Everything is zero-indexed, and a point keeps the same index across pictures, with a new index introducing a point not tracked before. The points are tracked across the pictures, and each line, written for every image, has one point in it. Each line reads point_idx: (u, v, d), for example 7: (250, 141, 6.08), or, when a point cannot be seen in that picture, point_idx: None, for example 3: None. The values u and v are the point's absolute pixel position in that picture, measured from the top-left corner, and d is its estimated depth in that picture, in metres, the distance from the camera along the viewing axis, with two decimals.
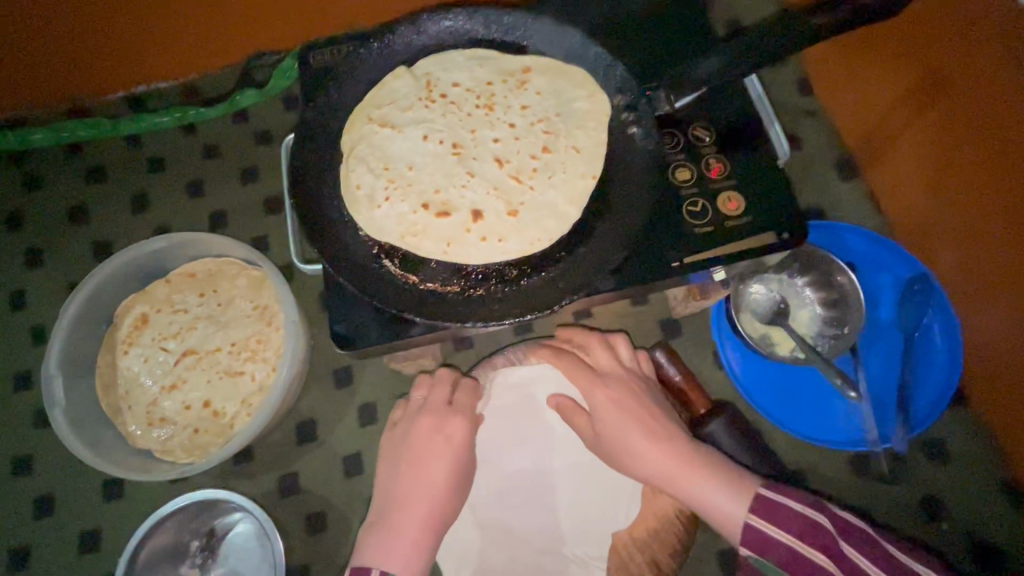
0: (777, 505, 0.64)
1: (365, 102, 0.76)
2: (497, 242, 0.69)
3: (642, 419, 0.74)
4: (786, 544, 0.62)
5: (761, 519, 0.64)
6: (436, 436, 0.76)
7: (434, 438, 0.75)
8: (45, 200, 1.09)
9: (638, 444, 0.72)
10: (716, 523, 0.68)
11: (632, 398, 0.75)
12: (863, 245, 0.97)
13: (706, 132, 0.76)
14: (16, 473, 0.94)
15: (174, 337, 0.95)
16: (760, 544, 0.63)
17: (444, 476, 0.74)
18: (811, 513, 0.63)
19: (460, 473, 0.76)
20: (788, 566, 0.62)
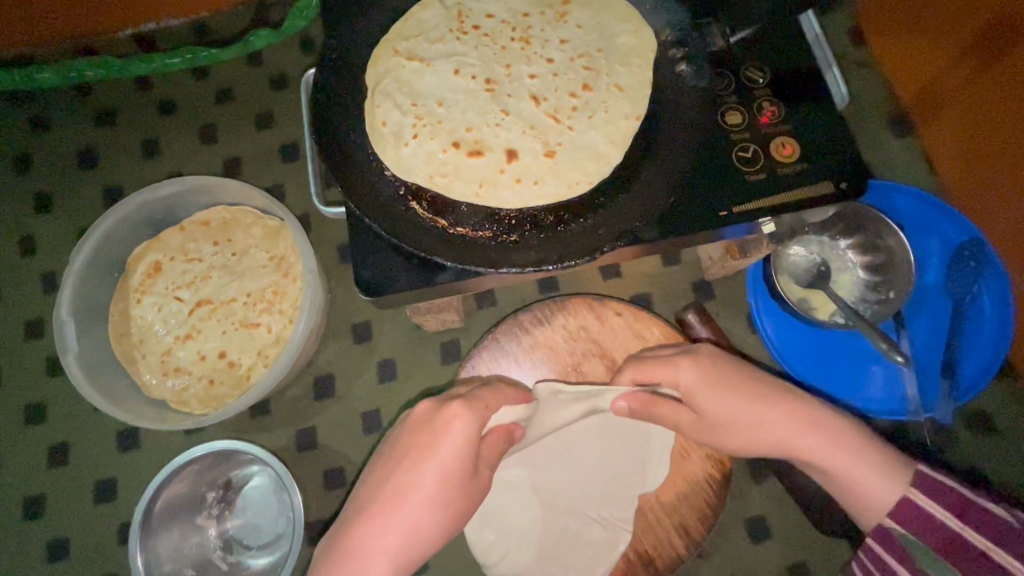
0: (936, 481, 0.59)
1: (391, 33, 0.70)
2: (532, 184, 0.64)
3: (741, 385, 0.67)
4: (950, 527, 0.56)
5: (924, 495, 0.59)
6: (429, 431, 0.61)
7: (426, 433, 0.61)
8: (53, 143, 1.05)
9: (748, 413, 0.66)
10: (846, 490, 0.63)
11: (723, 364, 0.69)
12: (914, 207, 0.90)
13: (759, 73, 0.70)
14: (30, 420, 0.93)
15: (188, 286, 0.92)
16: (921, 525, 0.58)
17: (432, 483, 0.59)
18: (982, 501, 0.56)
19: (457, 478, 0.60)
20: (942, 549, 0.56)
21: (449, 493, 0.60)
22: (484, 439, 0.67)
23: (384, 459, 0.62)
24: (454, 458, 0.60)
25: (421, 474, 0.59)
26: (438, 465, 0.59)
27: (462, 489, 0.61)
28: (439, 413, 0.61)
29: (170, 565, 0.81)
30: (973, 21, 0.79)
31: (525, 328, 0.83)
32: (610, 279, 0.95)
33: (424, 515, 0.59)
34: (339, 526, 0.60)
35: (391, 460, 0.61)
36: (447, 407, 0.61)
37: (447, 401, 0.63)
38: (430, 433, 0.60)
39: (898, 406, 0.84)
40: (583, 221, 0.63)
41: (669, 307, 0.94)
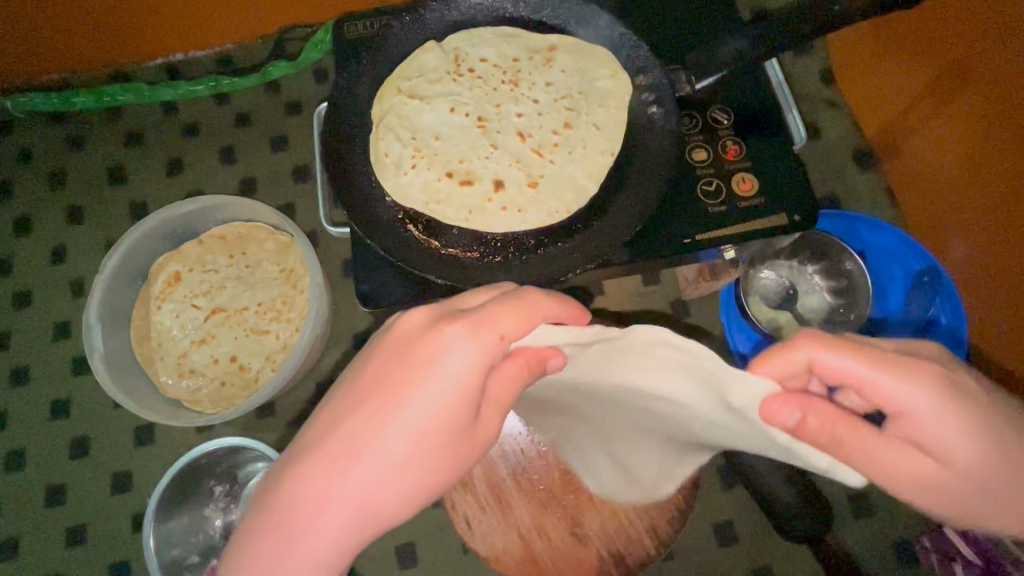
0: None
1: (395, 74, 0.79)
2: (516, 212, 0.72)
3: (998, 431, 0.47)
4: None
5: None
6: (418, 363, 0.52)
7: (412, 367, 0.52)
8: (85, 160, 1.14)
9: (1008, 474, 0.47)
10: None
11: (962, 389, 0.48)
12: (877, 236, 0.97)
13: (724, 114, 0.78)
14: (54, 415, 1.00)
15: (205, 295, 1.00)
16: None
17: (403, 437, 0.51)
18: None
19: (440, 433, 0.52)
20: None
21: (425, 457, 0.52)
22: (499, 367, 0.55)
23: (352, 386, 0.54)
24: (439, 404, 0.52)
25: (389, 426, 0.51)
26: (428, 403, 0.51)
27: (442, 449, 0.53)
28: (432, 339, 0.52)
29: (177, 551, 0.88)
30: (928, 69, 0.87)
31: None
32: (594, 296, 1.02)
33: (384, 478, 0.51)
34: (290, 456, 0.53)
35: (353, 396, 0.53)
36: (444, 330, 0.52)
37: (442, 320, 0.54)
38: (417, 364, 0.52)
39: None
40: (559, 244, 0.71)
41: (648, 323, 1.01)
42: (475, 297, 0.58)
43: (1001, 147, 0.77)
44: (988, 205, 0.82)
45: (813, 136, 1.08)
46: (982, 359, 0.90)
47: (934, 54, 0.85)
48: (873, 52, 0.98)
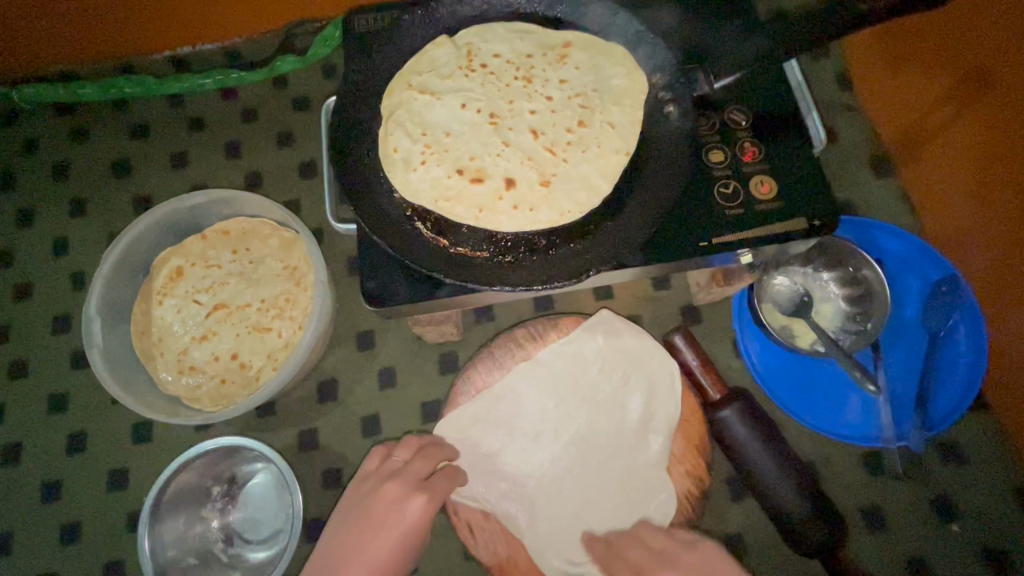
0: None
1: (406, 68, 0.77)
2: (527, 211, 0.70)
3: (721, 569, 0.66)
4: None
5: None
6: (392, 509, 0.74)
7: (389, 512, 0.74)
8: (89, 152, 1.13)
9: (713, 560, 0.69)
10: None
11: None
12: (895, 244, 0.95)
13: (742, 115, 0.76)
14: (51, 410, 0.99)
15: (206, 291, 0.99)
16: None
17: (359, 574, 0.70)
18: None
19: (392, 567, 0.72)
20: None
21: None
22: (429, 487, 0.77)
23: (342, 524, 0.75)
24: (391, 550, 0.72)
25: (355, 565, 0.70)
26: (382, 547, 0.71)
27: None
28: (401, 502, 0.74)
29: (174, 552, 0.86)
30: (948, 74, 0.85)
31: (519, 343, 0.89)
32: (602, 300, 1.00)
33: None
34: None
35: (341, 533, 0.74)
36: (415, 496, 0.74)
37: (413, 489, 0.75)
38: (381, 514, 0.73)
39: (873, 433, 0.87)
40: (572, 245, 0.69)
41: (658, 328, 0.99)
42: (397, 456, 0.81)
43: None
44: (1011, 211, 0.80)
45: (828, 140, 1.06)
46: (1001, 372, 0.87)
47: (954, 58, 0.83)
48: (890, 57, 0.96)
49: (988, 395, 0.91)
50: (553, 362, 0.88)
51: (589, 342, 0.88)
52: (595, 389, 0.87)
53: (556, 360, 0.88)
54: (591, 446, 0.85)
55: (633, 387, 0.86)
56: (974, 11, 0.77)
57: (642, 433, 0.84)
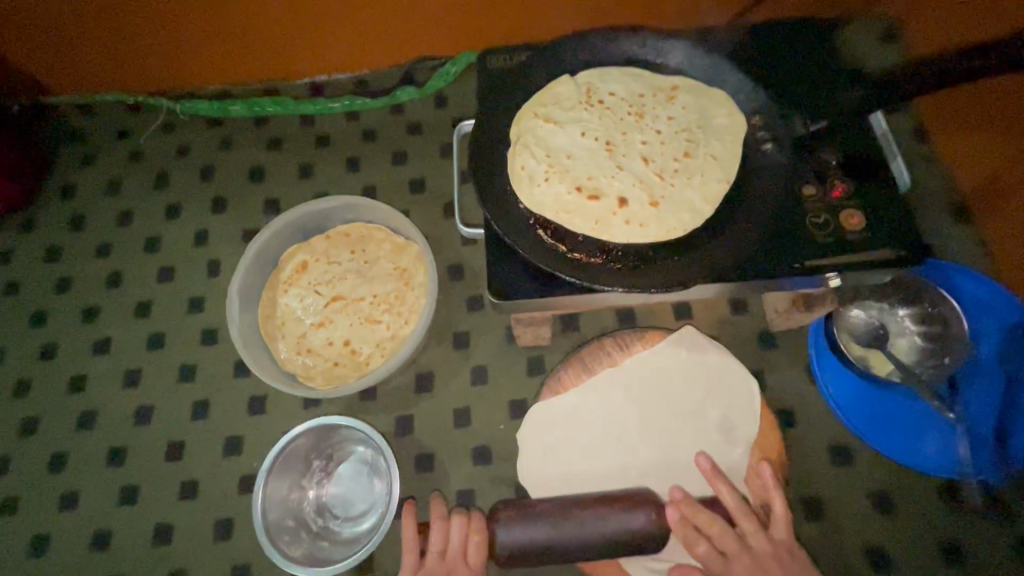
0: None
1: (533, 100, 0.90)
2: (638, 226, 0.79)
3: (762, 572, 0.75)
4: None
5: None
6: None
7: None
8: (231, 159, 1.30)
9: None
10: None
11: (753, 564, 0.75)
12: (972, 285, 0.99)
13: (833, 156, 0.84)
14: (182, 378, 1.12)
15: (326, 284, 1.11)
16: None
17: None
18: None
19: None
20: None
21: None
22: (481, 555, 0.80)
23: None
24: None
25: None
26: None
27: None
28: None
29: (277, 513, 0.94)
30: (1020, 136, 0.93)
31: (606, 351, 0.97)
32: (683, 319, 1.07)
33: None
34: None
35: None
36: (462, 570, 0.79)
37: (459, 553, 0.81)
38: None
39: (952, 466, 0.89)
40: (676, 257, 0.78)
41: (735, 351, 1.04)
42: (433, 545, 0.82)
43: None
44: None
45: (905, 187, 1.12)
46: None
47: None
48: (968, 114, 1.04)
49: None
50: (635, 372, 0.96)
51: (673, 354, 0.96)
52: (676, 399, 0.94)
53: (641, 368, 0.96)
54: (670, 448, 0.92)
55: (713, 399, 0.93)
56: None
57: (724, 443, 0.90)
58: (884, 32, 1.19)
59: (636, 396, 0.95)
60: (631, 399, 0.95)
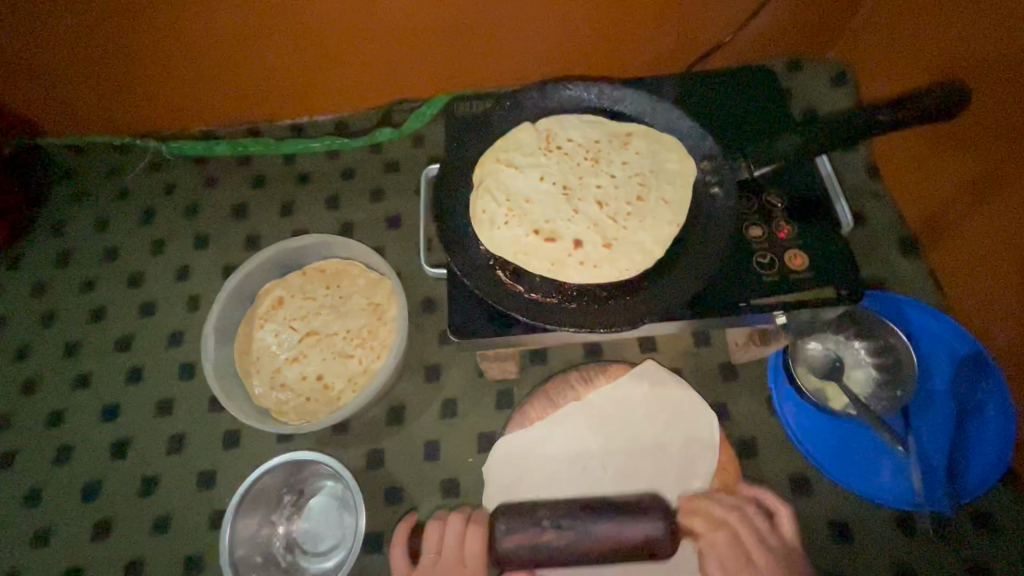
0: None
1: (495, 146, 0.95)
2: (592, 267, 0.83)
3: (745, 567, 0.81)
4: None
5: None
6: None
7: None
8: (215, 197, 1.34)
9: None
10: None
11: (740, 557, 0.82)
12: (923, 319, 1.03)
13: (778, 199, 0.89)
14: (159, 413, 1.14)
15: (302, 319, 1.14)
16: None
17: None
18: None
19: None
20: None
21: None
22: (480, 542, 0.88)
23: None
24: None
25: None
26: None
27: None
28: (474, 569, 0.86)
29: (245, 550, 0.95)
30: (964, 173, 0.98)
31: (571, 385, 1.02)
32: (647, 352, 1.10)
33: None
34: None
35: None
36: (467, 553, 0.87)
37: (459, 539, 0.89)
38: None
39: (906, 497, 0.92)
40: (628, 296, 0.81)
41: (698, 383, 1.07)
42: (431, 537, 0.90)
43: None
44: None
45: (860, 222, 1.16)
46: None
47: (969, 162, 0.96)
48: (917, 153, 1.09)
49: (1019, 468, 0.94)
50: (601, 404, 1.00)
51: (635, 387, 1.00)
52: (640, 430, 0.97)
53: (603, 402, 1.00)
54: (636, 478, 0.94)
55: (674, 432, 0.96)
56: (982, 122, 0.91)
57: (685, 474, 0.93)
58: (835, 76, 1.26)
59: (599, 428, 0.98)
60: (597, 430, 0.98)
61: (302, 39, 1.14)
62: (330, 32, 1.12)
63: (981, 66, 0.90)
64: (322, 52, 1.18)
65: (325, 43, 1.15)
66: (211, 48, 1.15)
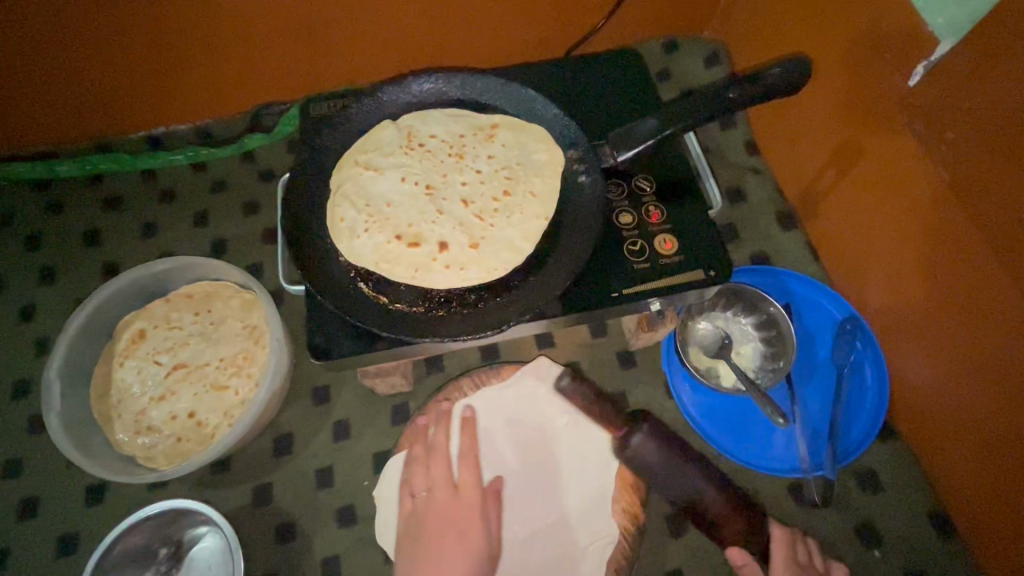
0: None
1: (353, 148, 0.88)
2: (458, 270, 0.79)
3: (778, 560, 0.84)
4: None
5: None
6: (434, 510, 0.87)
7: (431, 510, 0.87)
8: (63, 223, 1.20)
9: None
10: None
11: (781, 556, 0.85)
12: (803, 287, 1.06)
13: (647, 183, 0.88)
14: (4, 475, 1.00)
15: (167, 351, 1.03)
16: None
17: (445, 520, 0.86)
18: None
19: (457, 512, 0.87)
20: None
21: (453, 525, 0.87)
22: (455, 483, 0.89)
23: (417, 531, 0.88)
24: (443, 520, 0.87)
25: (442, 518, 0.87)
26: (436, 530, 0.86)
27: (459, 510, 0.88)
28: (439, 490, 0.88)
29: None
30: (829, 143, 1.01)
31: (463, 391, 0.97)
32: (544, 348, 1.07)
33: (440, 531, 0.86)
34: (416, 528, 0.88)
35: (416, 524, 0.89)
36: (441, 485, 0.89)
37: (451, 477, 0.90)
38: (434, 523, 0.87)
39: (790, 464, 0.95)
40: (499, 298, 0.77)
41: (597, 374, 1.05)
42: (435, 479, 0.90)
43: (903, 206, 0.88)
44: (890, 261, 0.93)
45: (741, 199, 1.18)
46: (994, 404, 0.79)
47: (831, 132, 1.00)
48: (786, 127, 1.12)
49: (896, 425, 0.99)
50: (489, 408, 0.96)
51: (527, 385, 0.97)
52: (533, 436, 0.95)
53: (501, 401, 0.96)
54: (530, 481, 0.93)
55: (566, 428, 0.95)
56: (841, 93, 0.95)
57: (578, 467, 0.92)
58: (709, 56, 1.27)
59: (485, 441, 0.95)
60: (498, 453, 0.94)
61: (141, 42, 1.02)
62: (174, 32, 1.01)
63: (842, 41, 0.93)
64: (167, 56, 1.06)
65: (174, 46, 1.04)
66: (29, 58, 1.00)
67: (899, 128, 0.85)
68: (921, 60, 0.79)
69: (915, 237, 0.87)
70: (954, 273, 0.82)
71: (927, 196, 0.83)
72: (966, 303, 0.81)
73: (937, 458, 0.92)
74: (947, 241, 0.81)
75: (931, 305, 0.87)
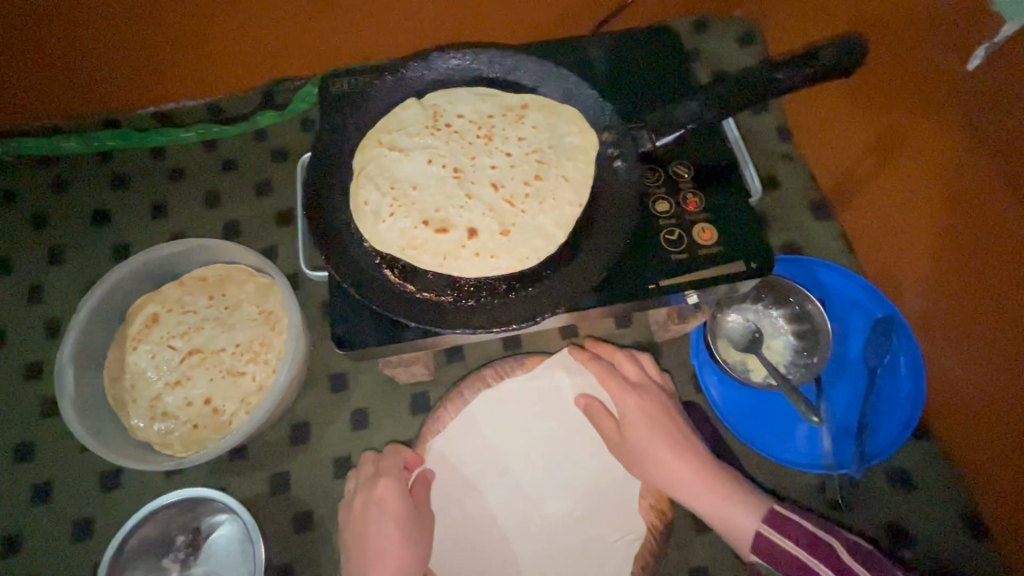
0: None
1: (377, 128, 0.84)
2: (488, 258, 0.75)
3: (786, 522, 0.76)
4: None
5: None
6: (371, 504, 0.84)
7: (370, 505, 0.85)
8: (70, 202, 1.16)
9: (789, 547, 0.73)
10: None
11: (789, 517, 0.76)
12: (837, 280, 1.02)
13: (685, 169, 0.83)
14: (17, 459, 0.98)
15: (181, 336, 1.01)
16: None
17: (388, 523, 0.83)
18: None
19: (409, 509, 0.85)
20: None
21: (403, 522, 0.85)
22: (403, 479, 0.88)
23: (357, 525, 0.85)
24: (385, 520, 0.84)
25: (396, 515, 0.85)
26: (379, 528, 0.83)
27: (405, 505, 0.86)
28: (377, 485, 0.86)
29: None
30: (871, 129, 0.96)
31: (488, 382, 0.93)
32: (568, 338, 1.04)
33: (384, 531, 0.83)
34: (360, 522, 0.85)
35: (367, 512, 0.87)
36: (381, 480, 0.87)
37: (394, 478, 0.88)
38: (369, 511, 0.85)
39: (820, 461, 0.93)
40: (531, 288, 0.74)
41: None
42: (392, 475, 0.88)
43: (948, 197, 0.84)
44: (931, 254, 0.89)
45: (772, 186, 1.14)
46: None
47: (874, 116, 0.95)
48: (824, 111, 1.07)
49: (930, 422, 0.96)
50: (510, 400, 0.93)
51: (552, 377, 0.95)
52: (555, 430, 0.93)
53: (524, 393, 0.94)
54: (554, 475, 0.91)
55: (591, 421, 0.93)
56: (888, 74, 0.90)
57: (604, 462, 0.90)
58: (742, 35, 1.21)
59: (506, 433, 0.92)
60: (519, 446, 0.92)
61: (149, 16, 0.97)
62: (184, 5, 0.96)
63: (891, 20, 0.87)
64: (176, 30, 1.01)
65: (184, 20, 0.99)
66: (30, 32, 0.95)
67: (951, 114, 0.80)
68: (981, 42, 0.73)
69: (959, 231, 0.83)
70: (1003, 273, 0.77)
71: (974, 189, 0.78)
72: (1009, 302, 0.77)
73: (971, 458, 0.89)
74: (997, 241, 0.76)
75: (972, 303, 0.83)
